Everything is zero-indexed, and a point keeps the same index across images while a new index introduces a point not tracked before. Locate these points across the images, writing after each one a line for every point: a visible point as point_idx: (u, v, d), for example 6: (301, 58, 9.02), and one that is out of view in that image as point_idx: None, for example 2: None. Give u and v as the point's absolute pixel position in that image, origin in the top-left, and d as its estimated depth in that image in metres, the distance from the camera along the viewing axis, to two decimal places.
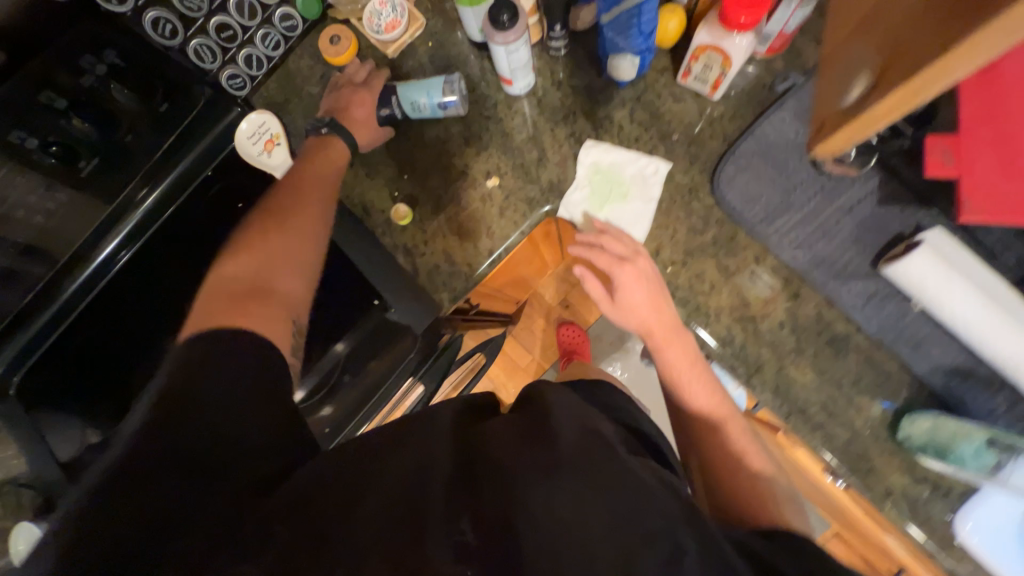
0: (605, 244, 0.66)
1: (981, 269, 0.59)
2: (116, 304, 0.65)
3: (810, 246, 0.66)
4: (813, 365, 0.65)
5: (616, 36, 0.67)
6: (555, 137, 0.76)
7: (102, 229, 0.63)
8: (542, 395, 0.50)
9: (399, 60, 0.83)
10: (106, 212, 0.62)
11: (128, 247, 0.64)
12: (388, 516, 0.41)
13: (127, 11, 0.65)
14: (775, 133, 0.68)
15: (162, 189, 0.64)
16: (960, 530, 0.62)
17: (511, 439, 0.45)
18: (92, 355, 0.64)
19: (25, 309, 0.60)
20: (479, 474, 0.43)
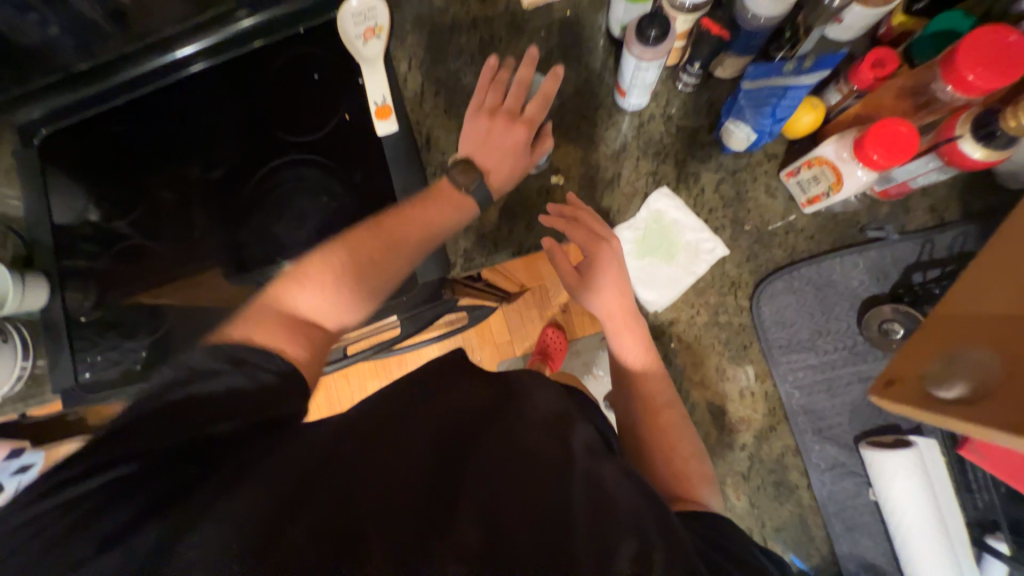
0: (582, 218, 0.68)
1: (946, 485, 0.62)
2: (168, 98, 0.86)
3: (809, 392, 0.66)
4: (749, 494, 0.66)
5: (749, 109, 0.61)
6: (636, 167, 0.72)
7: (187, 31, 0.82)
8: (528, 393, 0.50)
9: (530, 14, 0.77)
10: (203, 15, 0.80)
11: (203, 57, 0.84)
12: (372, 503, 0.38)
13: None
14: (841, 274, 0.66)
15: (257, 19, 0.82)
16: None
17: (480, 443, 0.44)
18: (117, 130, 0.86)
19: (93, 71, 0.82)
20: (459, 478, 0.40)
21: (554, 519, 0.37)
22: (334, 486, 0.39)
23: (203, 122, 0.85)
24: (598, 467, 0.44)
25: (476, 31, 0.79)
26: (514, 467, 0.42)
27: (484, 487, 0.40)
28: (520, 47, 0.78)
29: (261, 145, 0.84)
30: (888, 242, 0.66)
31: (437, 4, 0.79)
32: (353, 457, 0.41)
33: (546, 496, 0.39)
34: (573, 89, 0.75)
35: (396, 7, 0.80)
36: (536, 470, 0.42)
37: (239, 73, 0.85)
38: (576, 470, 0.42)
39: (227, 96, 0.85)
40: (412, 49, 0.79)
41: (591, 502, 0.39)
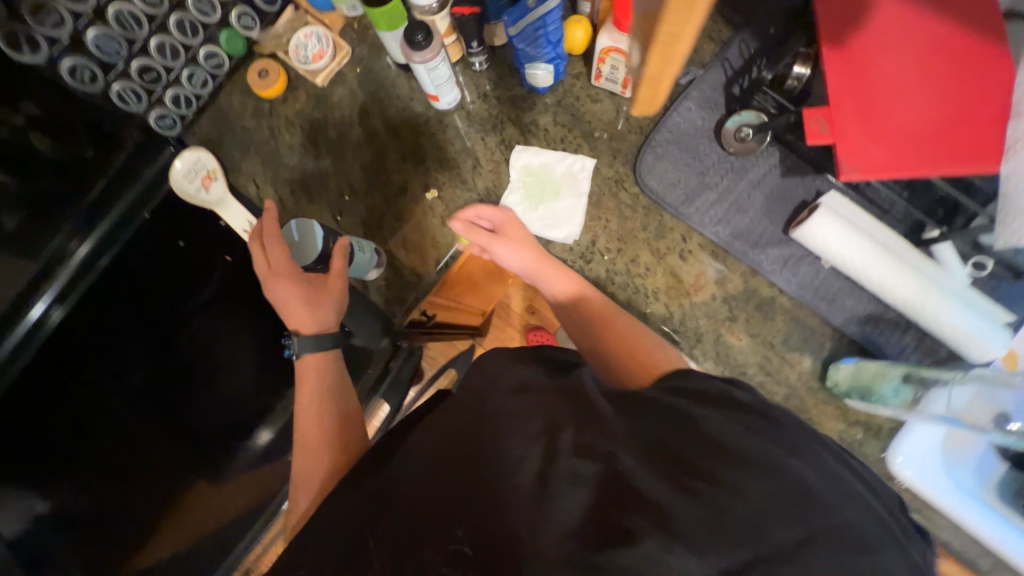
0: (480, 212, 0.70)
1: (871, 223, 0.66)
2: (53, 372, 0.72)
3: (728, 221, 0.72)
4: (745, 329, 0.71)
5: (530, 49, 0.71)
6: (486, 146, 0.80)
7: (26, 293, 0.70)
8: (475, 369, 0.49)
9: (329, 88, 0.84)
10: (36, 267, 0.71)
11: (60, 306, 0.71)
12: (395, 535, 0.39)
13: (41, 61, 0.65)
14: (685, 122, 0.74)
15: (92, 239, 0.73)
16: (893, 465, 0.66)
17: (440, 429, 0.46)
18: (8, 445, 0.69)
19: None
20: (443, 484, 0.40)
21: (515, 475, 0.36)
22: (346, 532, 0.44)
23: (100, 356, 0.77)
24: (533, 388, 0.44)
25: (296, 127, 0.84)
26: (465, 441, 0.42)
27: (448, 471, 0.41)
28: (336, 116, 0.84)
29: (174, 333, 0.83)
30: (699, 79, 0.74)
31: (251, 126, 0.85)
32: (357, 496, 0.47)
33: (499, 444, 0.39)
34: (401, 121, 0.82)
35: (219, 149, 0.85)
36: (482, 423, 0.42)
37: (107, 295, 0.75)
38: (517, 403, 0.42)
39: (111, 323, 0.77)
40: (252, 172, 0.84)
41: (537, 433, 0.39)
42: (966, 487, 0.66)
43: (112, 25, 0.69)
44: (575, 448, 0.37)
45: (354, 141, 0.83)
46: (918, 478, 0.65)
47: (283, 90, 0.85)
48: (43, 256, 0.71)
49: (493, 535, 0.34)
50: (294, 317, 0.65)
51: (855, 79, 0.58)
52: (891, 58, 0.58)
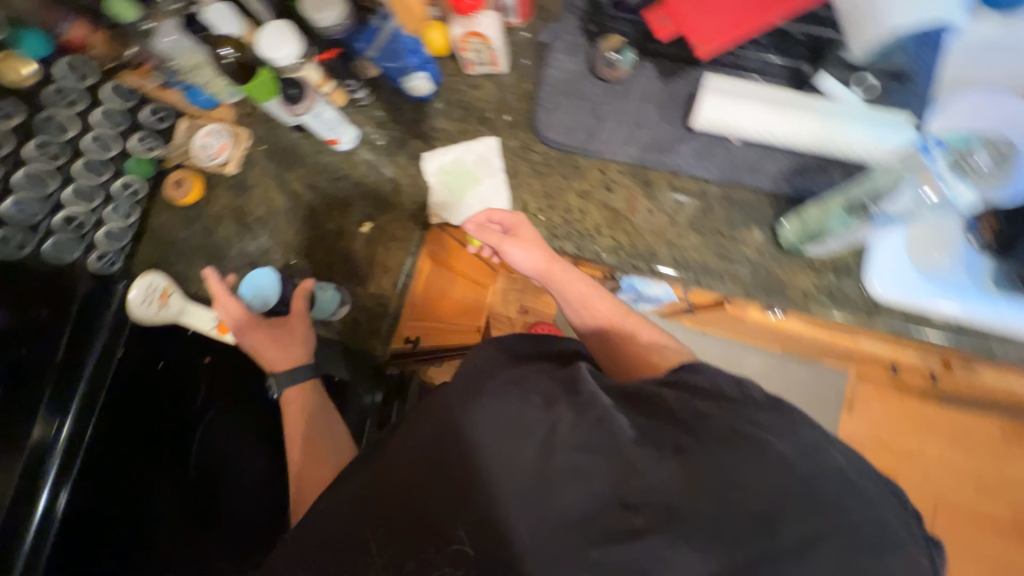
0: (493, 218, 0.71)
1: (758, 87, 0.69)
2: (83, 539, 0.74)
3: (634, 140, 0.75)
4: (690, 228, 0.73)
5: (399, 65, 0.75)
6: (399, 166, 0.84)
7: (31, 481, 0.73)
8: (467, 357, 0.56)
9: (243, 173, 0.89)
10: (28, 454, 0.73)
11: (65, 485, 0.75)
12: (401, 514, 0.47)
13: None
14: (561, 72, 0.78)
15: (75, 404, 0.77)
16: (875, 292, 0.67)
17: (438, 430, 0.49)
18: None
19: None
20: (447, 496, 0.46)
21: (518, 495, 0.44)
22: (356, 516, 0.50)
23: (120, 512, 0.78)
24: (534, 382, 0.50)
25: (226, 218, 0.89)
26: (464, 441, 0.47)
27: (465, 482, 0.46)
28: (259, 194, 0.89)
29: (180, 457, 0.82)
30: (558, 30, 0.79)
31: (186, 233, 0.89)
32: (360, 488, 0.52)
33: (505, 448, 0.46)
34: (317, 175, 0.87)
35: (165, 265, 0.89)
36: (486, 422, 0.47)
37: (109, 450, 0.78)
38: (526, 421, 0.47)
39: (119, 474, 0.78)
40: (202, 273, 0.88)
41: (539, 430, 0.46)
42: (955, 284, 0.67)
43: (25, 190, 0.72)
44: (580, 444, 0.45)
45: (282, 210, 0.87)
46: (902, 294, 0.66)
47: (203, 193, 0.90)
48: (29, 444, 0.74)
49: (494, 544, 0.44)
50: (269, 357, 0.76)
51: None
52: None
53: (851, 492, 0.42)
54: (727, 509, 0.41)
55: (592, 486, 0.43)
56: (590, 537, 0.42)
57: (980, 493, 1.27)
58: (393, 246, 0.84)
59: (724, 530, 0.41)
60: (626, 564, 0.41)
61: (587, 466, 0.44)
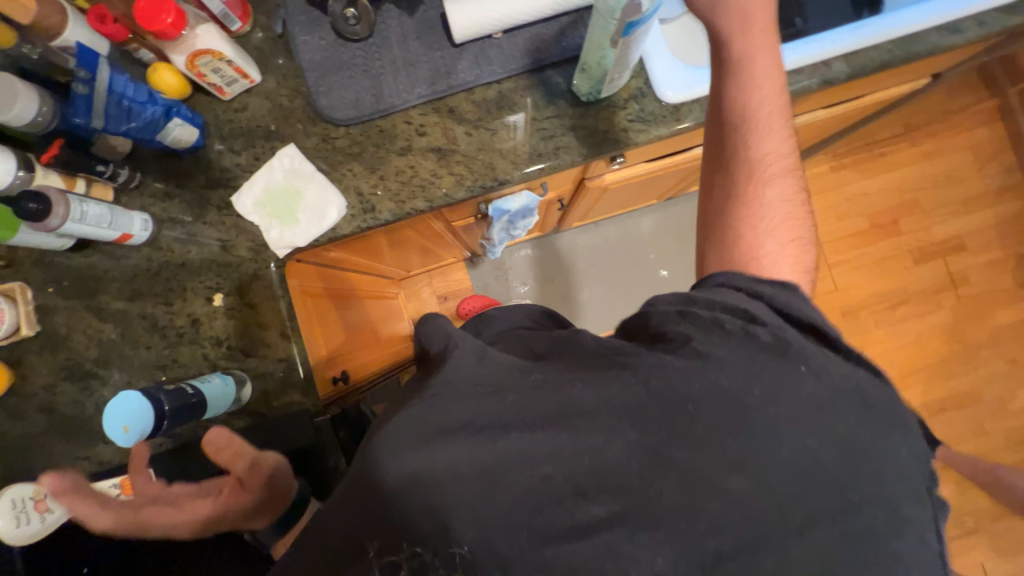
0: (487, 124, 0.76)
1: None
2: None
3: (417, 79, 0.76)
4: (509, 128, 0.76)
5: (141, 122, 0.67)
6: (213, 223, 0.77)
7: None
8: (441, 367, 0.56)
9: (44, 326, 0.76)
10: None
11: None
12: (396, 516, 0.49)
13: None
14: (314, 52, 0.75)
15: None
16: (673, 98, 0.75)
17: (444, 452, 0.49)
18: None
19: None
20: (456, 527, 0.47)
21: (521, 523, 0.46)
22: (349, 531, 0.51)
23: None
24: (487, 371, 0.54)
25: (57, 383, 0.75)
26: (434, 470, 0.49)
27: (473, 520, 0.47)
28: (78, 338, 0.76)
29: None
30: (288, 15, 0.76)
31: (20, 426, 0.75)
32: (348, 513, 0.51)
33: (471, 461, 0.48)
34: (132, 282, 0.76)
35: (16, 471, 0.74)
36: (445, 433, 0.50)
37: None
38: (531, 443, 0.48)
39: None
40: (69, 453, 0.75)
41: (493, 426, 0.50)
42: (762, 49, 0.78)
43: None
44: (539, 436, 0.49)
45: (116, 337, 0.76)
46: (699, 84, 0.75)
47: (11, 374, 0.75)
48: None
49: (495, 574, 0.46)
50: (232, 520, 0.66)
51: None
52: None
53: (796, 393, 0.47)
54: (665, 453, 0.46)
55: (547, 469, 0.47)
56: (546, 536, 0.46)
57: (840, 218, 1.54)
58: (258, 301, 0.77)
59: (685, 474, 0.46)
60: (583, 558, 0.45)
61: (533, 446, 0.48)
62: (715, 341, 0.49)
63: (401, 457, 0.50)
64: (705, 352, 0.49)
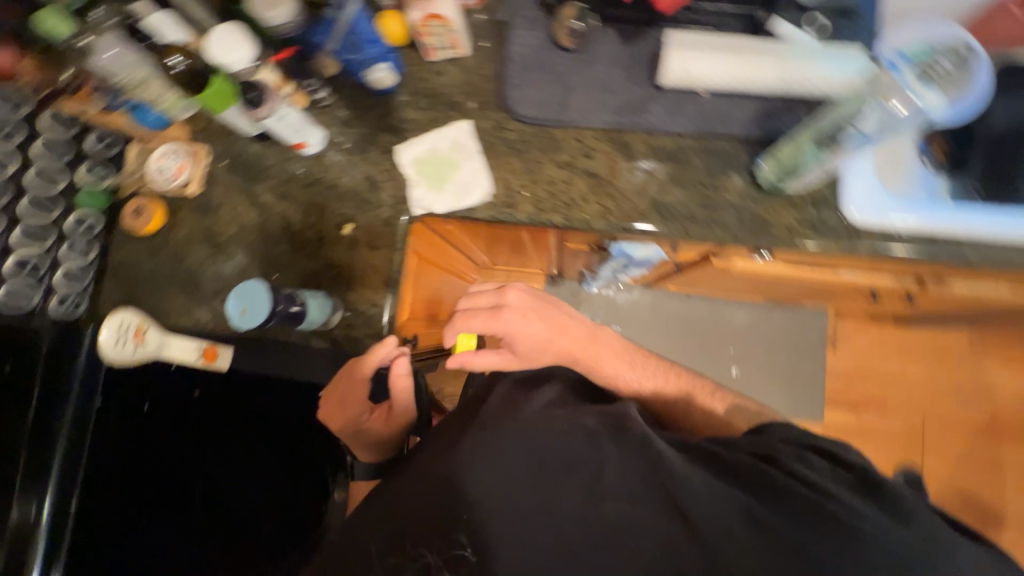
0: (491, 310, 0.75)
1: (721, 37, 0.71)
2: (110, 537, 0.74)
3: (606, 105, 0.76)
4: (673, 182, 0.74)
5: (359, 57, 0.74)
6: (372, 162, 0.82)
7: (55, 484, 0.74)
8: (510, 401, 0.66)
9: (206, 191, 0.85)
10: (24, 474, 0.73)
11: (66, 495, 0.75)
12: (486, 502, 0.56)
13: None
14: (523, 47, 0.79)
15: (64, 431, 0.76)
16: (854, 219, 0.70)
17: (541, 459, 0.57)
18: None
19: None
20: (540, 530, 0.54)
21: (593, 545, 0.54)
22: (427, 503, 0.57)
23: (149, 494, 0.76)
24: (580, 420, 0.61)
25: (195, 242, 0.84)
26: (528, 473, 0.57)
27: (551, 524, 0.55)
28: (226, 211, 0.85)
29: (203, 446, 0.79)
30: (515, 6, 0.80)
31: (152, 265, 0.84)
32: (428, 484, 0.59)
33: (560, 481, 0.56)
34: (286, 183, 0.84)
35: (134, 300, 0.84)
36: (539, 471, 0.57)
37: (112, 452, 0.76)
38: (613, 481, 0.56)
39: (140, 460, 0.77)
40: (178, 304, 0.83)
41: (590, 475, 0.56)
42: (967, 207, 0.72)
43: None
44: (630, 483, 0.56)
45: (255, 224, 0.84)
46: (890, 217, 0.70)
47: (165, 219, 0.85)
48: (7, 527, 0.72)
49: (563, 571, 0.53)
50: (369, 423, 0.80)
51: None
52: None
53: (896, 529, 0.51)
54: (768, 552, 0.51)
55: (621, 509, 0.54)
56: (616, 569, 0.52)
57: (959, 401, 1.35)
58: (377, 245, 0.81)
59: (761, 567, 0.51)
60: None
61: (618, 486, 0.55)
62: (814, 469, 0.55)
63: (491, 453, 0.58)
64: (811, 477, 0.54)
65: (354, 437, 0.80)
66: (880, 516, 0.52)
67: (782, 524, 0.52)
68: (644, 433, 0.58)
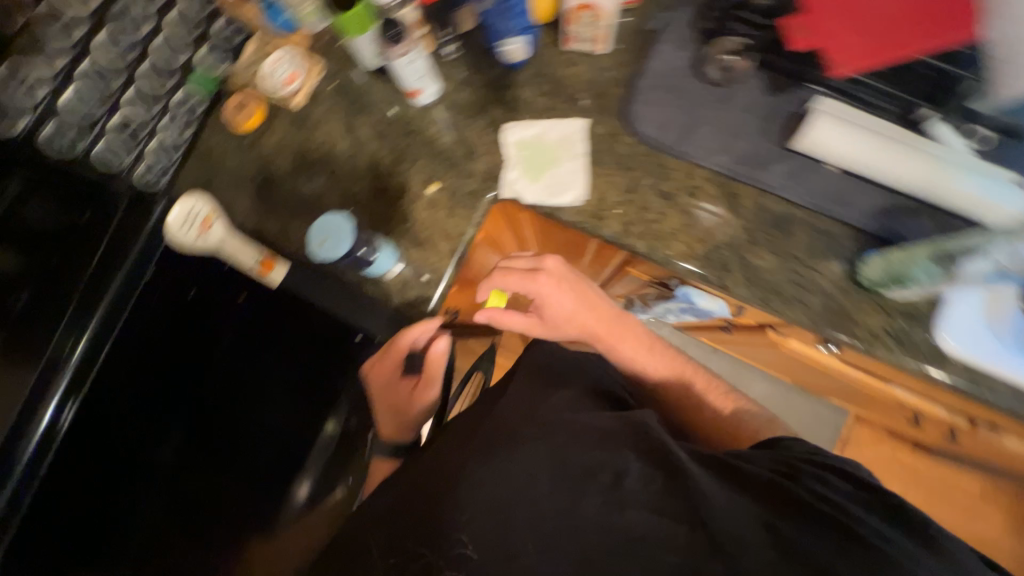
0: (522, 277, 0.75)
1: (872, 120, 0.68)
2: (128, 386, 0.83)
3: (727, 149, 0.73)
4: (769, 249, 0.72)
5: (502, 25, 0.74)
6: (476, 130, 0.81)
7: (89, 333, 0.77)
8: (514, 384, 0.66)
9: (309, 107, 0.85)
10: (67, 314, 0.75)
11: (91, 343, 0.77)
12: (490, 496, 0.53)
13: (23, 131, 0.66)
14: (663, 64, 0.76)
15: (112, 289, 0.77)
16: (943, 344, 0.67)
17: (552, 443, 0.56)
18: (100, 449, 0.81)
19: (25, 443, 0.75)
20: (546, 520, 0.51)
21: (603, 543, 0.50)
22: (430, 495, 0.56)
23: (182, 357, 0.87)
24: (596, 423, 0.58)
25: (282, 153, 0.84)
26: (536, 468, 0.54)
27: (559, 516, 0.52)
28: (321, 133, 0.84)
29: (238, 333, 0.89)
30: (668, 21, 0.77)
31: (237, 162, 0.85)
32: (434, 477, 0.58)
33: (569, 472, 0.54)
34: (386, 124, 0.83)
35: (209, 190, 0.84)
36: (558, 474, 0.54)
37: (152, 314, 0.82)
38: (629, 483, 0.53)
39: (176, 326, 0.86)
40: (249, 206, 0.84)
41: (599, 466, 0.54)
42: None
43: (91, 80, 0.70)
44: (645, 482, 0.53)
45: (345, 154, 0.83)
46: (982, 355, 0.66)
47: (262, 122, 0.85)
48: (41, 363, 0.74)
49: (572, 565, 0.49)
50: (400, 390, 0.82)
51: None
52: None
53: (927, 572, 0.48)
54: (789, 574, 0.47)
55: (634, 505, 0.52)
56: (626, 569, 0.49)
57: None
58: (455, 212, 0.79)
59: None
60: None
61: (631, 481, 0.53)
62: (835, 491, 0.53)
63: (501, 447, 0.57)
64: (828, 495, 0.52)
65: (385, 400, 0.82)
66: (908, 543, 0.49)
67: (800, 537, 0.49)
68: (662, 438, 0.56)
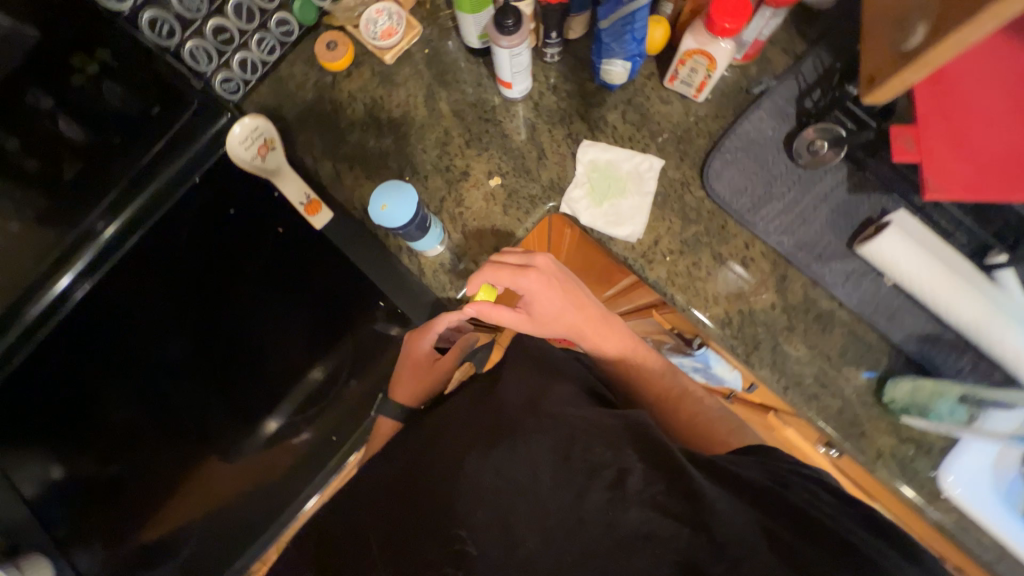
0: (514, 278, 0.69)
1: (946, 248, 0.66)
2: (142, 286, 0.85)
3: (793, 232, 0.73)
4: (804, 340, 0.71)
5: (614, 45, 0.71)
6: (553, 138, 0.80)
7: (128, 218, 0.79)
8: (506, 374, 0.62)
9: (397, 66, 0.84)
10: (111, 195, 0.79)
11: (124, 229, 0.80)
12: (481, 493, 0.52)
13: (125, 9, 0.67)
14: (755, 131, 0.75)
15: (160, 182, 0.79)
16: (944, 484, 0.67)
17: (549, 438, 0.53)
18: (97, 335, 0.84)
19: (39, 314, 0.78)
20: (540, 518, 0.50)
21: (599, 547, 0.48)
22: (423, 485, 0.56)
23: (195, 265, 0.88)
24: (599, 419, 0.55)
25: (358, 102, 0.84)
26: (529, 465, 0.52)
27: (555, 516, 0.50)
28: (401, 93, 0.83)
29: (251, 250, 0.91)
30: (772, 89, 0.76)
31: (311, 97, 0.84)
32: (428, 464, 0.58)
33: (567, 467, 0.52)
34: (467, 106, 0.82)
35: (276, 116, 0.84)
36: (560, 467, 0.52)
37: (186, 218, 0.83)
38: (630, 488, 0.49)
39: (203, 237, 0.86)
40: (310, 144, 0.83)
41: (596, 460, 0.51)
42: None
43: None
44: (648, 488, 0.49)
45: (418, 122, 0.83)
46: (978, 506, 0.66)
47: (347, 66, 0.84)
48: (73, 233, 0.78)
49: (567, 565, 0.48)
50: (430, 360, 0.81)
51: (946, 98, 0.59)
52: (998, 60, 0.57)
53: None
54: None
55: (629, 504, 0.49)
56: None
57: None
58: (509, 210, 0.79)
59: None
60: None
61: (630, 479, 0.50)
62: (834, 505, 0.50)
63: (490, 443, 0.55)
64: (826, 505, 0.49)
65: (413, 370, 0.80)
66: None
67: (796, 543, 0.46)
68: (659, 439, 0.53)
